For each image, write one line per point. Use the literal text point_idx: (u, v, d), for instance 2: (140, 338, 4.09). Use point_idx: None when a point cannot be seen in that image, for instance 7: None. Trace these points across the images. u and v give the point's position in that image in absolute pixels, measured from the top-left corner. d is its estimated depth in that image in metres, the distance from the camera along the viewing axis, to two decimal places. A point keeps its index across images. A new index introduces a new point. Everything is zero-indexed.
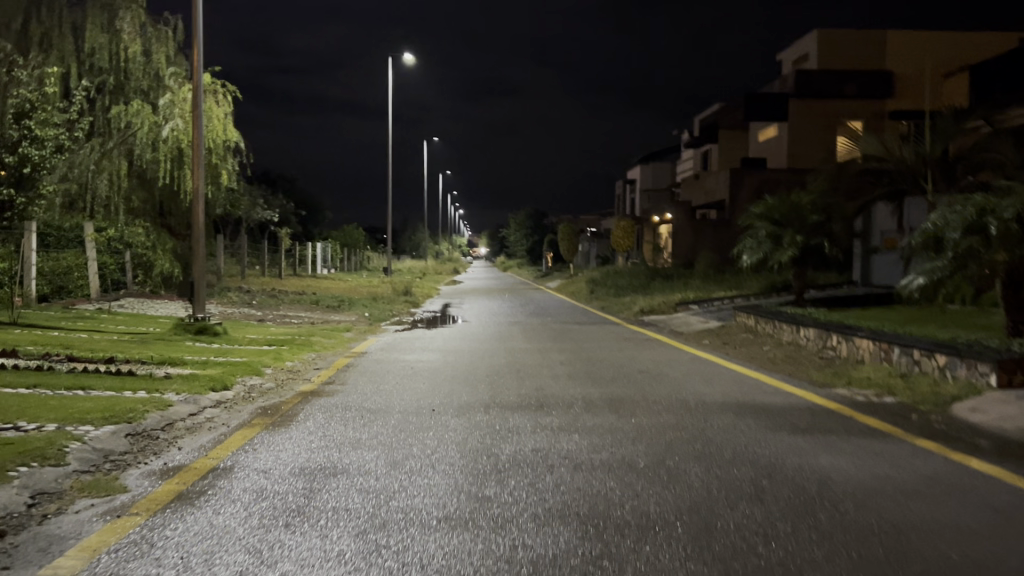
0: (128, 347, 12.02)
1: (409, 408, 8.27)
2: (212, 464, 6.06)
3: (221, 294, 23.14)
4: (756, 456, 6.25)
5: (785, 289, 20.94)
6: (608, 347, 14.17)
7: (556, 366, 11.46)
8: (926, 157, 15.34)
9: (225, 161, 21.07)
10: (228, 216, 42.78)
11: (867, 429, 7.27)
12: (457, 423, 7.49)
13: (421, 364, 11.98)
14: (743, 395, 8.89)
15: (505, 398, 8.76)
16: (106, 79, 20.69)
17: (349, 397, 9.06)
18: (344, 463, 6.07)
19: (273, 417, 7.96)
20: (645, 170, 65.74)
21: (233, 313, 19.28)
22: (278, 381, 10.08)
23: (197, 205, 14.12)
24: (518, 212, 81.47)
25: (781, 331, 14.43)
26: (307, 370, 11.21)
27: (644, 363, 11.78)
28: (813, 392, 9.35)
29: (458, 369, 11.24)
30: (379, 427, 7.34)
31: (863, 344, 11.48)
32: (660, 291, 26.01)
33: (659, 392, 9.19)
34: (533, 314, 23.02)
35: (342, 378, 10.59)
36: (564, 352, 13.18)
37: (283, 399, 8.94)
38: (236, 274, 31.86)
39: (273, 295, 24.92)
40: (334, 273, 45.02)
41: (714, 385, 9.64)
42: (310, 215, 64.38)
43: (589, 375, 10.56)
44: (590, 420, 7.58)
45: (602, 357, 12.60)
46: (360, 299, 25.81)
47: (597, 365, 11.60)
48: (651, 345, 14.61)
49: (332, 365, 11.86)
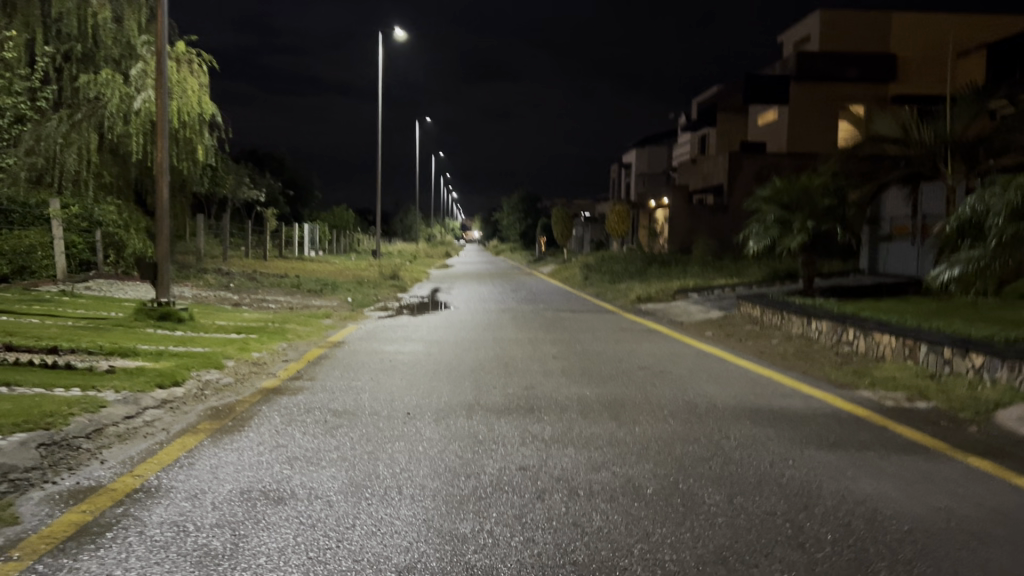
0: (80, 333, 10.98)
1: (379, 411, 7.25)
2: (135, 484, 5.04)
3: (196, 276, 22.04)
4: (786, 480, 5.26)
5: (789, 278, 20.00)
6: (605, 338, 13.21)
7: (549, 360, 10.45)
8: (946, 137, 14.48)
9: (201, 136, 19.92)
10: (213, 194, 41.60)
11: (908, 443, 6.28)
12: (433, 431, 6.47)
13: (401, 356, 10.94)
14: (760, 400, 7.91)
15: (490, 399, 7.77)
16: (73, 46, 19.41)
17: (315, 396, 8.04)
18: (293, 485, 5.05)
19: (224, 421, 6.94)
20: (642, 154, 64.56)
21: (206, 297, 18.25)
22: (239, 375, 9.03)
23: (162, 179, 12.94)
24: (511, 196, 80.40)
25: (790, 323, 13.45)
26: (275, 363, 10.17)
27: (644, 357, 10.80)
28: (834, 395, 8.37)
29: (443, 362, 10.27)
30: (343, 436, 6.33)
31: (883, 341, 10.50)
32: (657, 278, 24.99)
33: (662, 393, 8.20)
34: (526, 300, 22.00)
35: (311, 372, 9.55)
36: (556, 344, 12.19)
37: (240, 397, 7.94)
38: (218, 255, 30.71)
39: (254, 277, 23.84)
40: (321, 255, 43.91)
41: (725, 385, 8.65)
42: (299, 195, 63.12)
43: (584, 371, 9.56)
44: (588, 428, 6.60)
45: (598, 350, 11.61)
46: (345, 283, 24.74)
47: (594, 359, 10.63)
48: (651, 336, 13.63)
49: (303, 357, 10.81)
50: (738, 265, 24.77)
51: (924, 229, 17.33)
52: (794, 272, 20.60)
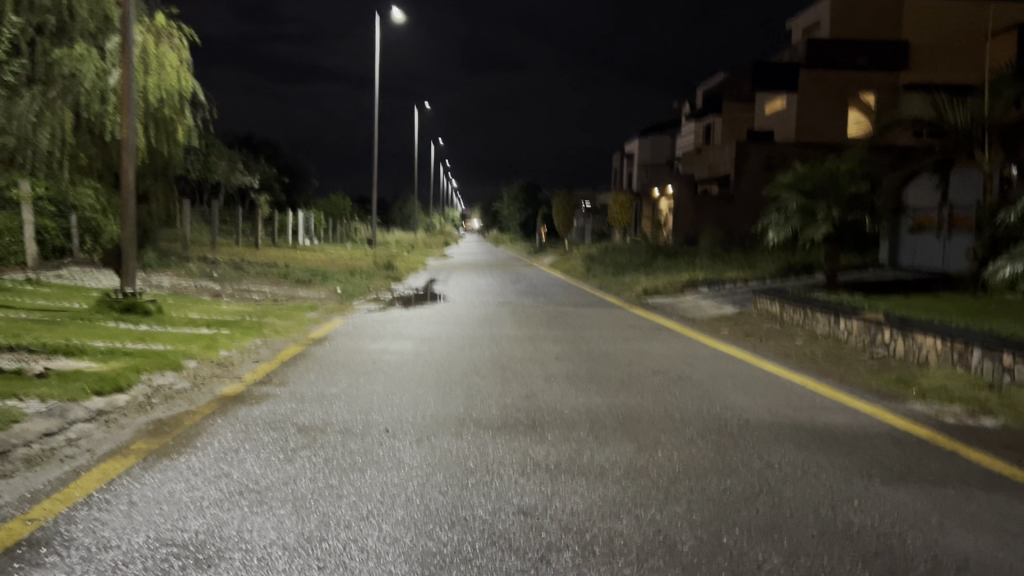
0: (29, 327, 9.83)
1: (352, 427, 6.14)
2: (21, 536, 3.89)
3: (177, 264, 20.84)
4: (856, 531, 4.13)
5: (804, 271, 18.89)
6: (612, 336, 12.08)
7: (552, 364, 9.29)
8: (984, 120, 13.19)
9: (182, 115, 18.89)
10: (203, 180, 40.41)
11: (993, 477, 5.11)
12: (413, 457, 5.33)
13: (387, 356, 9.79)
14: (798, 417, 6.79)
15: (485, 412, 6.66)
16: (46, 19, 16.91)
17: (280, 405, 6.92)
18: (226, 537, 3.92)
19: (164, 438, 5.80)
20: (644, 144, 63.25)
21: (184, 287, 17.13)
22: (197, 379, 7.88)
23: (127, 155, 11.71)
24: (511, 186, 79.31)
25: (814, 321, 12.32)
26: (244, 364, 9.01)
27: (658, 360, 9.66)
28: (882, 409, 7.23)
29: (433, 364, 9.14)
30: (301, 462, 5.20)
31: (927, 343, 9.36)
32: (663, 270, 23.84)
33: (683, 406, 7.08)
34: (526, 293, 20.84)
35: (282, 374, 8.39)
36: (561, 344, 11.04)
37: (193, 406, 6.81)
38: (205, 243, 29.52)
39: (240, 266, 22.68)
40: (316, 244, 42.78)
41: (754, 397, 7.52)
42: (295, 182, 61.87)
43: (591, 378, 8.41)
44: (601, 453, 5.47)
45: (607, 351, 10.48)
46: (336, 273, 23.53)
47: (603, 362, 9.50)
48: (662, 335, 12.48)
49: (277, 356, 9.65)
50: (749, 257, 23.65)
51: (952, 221, 16.24)
52: (810, 264, 19.49)
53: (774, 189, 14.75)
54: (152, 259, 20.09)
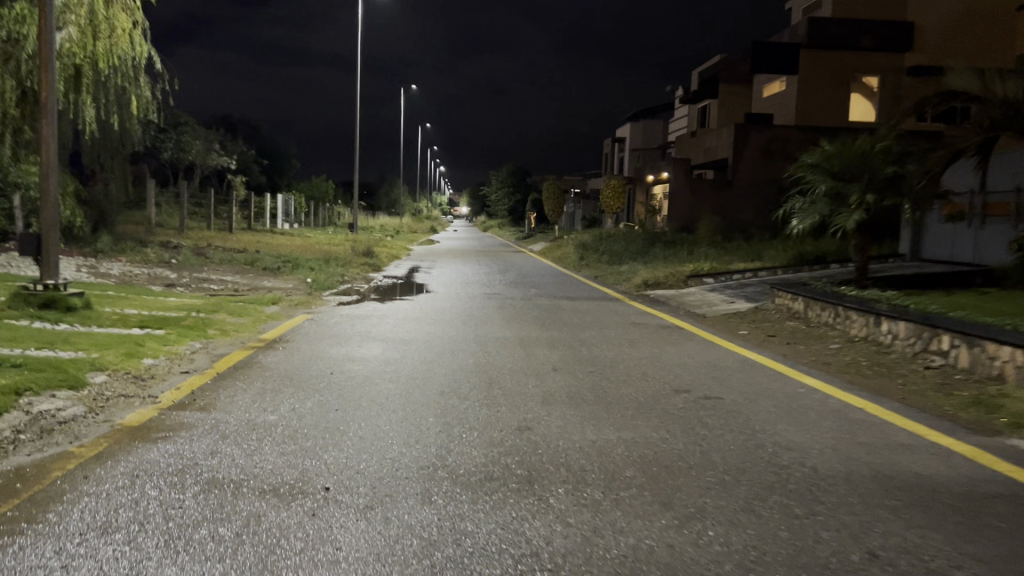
0: None
1: (280, 484, 4.46)
2: None
3: (133, 250, 19.07)
4: None
5: (820, 264, 17.35)
6: (615, 338, 10.41)
7: (547, 377, 7.60)
8: None
9: (136, 84, 16.63)
10: (175, 160, 38.54)
11: None
12: (357, 544, 3.68)
13: (350, 366, 8.02)
14: (878, 463, 5.15)
15: (466, 457, 5.00)
16: None
17: (195, 443, 5.21)
18: None
19: (11, 503, 4.09)
20: (635, 128, 61.49)
21: (134, 276, 15.41)
22: (96, 402, 6.10)
23: (46, 130, 9.78)
24: (500, 170, 77.58)
25: (849, 322, 10.72)
26: (168, 377, 7.22)
27: (675, 373, 7.99)
28: (976, 447, 5.61)
29: (401, 377, 7.46)
30: (187, 555, 3.53)
31: (1000, 355, 7.74)
32: (662, 260, 22.18)
33: (724, 444, 5.43)
34: (514, 283, 19.16)
35: (209, 393, 6.64)
36: (560, 350, 9.34)
37: (76, 445, 5.07)
38: (173, 227, 27.75)
39: (204, 252, 20.85)
40: (294, 228, 40.93)
41: (810, 430, 5.87)
42: (276, 164, 59.95)
43: (598, 399, 6.72)
44: (629, 537, 3.82)
45: (615, 359, 8.79)
46: (310, 260, 21.73)
47: (609, 375, 7.83)
48: (674, 336, 10.83)
49: (213, 366, 7.90)
50: (756, 246, 22.02)
51: (985, 207, 14.74)
52: (825, 255, 17.94)
53: (798, 170, 13.05)
54: (104, 244, 18.33)
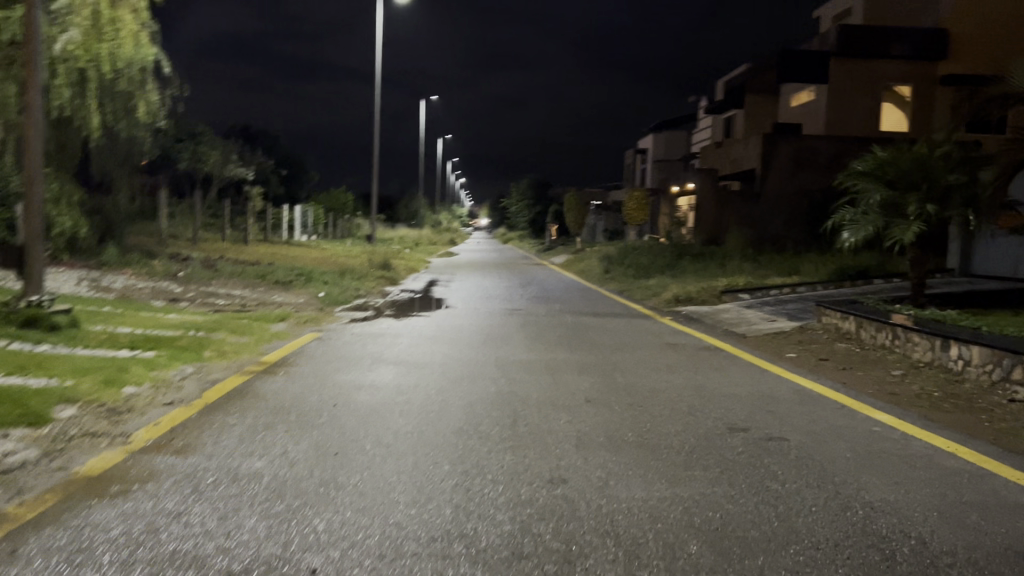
0: None
1: (257, 566, 3.54)
2: None
3: (140, 262, 18.33)
4: None
5: (862, 280, 16.34)
6: (650, 362, 9.44)
7: (579, 411, 6.66)
8: None
9: (145, 89, 15.71)
10: (192, 170, 38.01)
11: None
12: None
13: (357, 396, 7.06)
14: (999, 532, 4.16)
15: (491, 523, 4.06)
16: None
17: (158, 503, 4.28)
18: None
19: None
20: (658, 139, 60.54)
21: (137, 290, 14.66)
22: (55, 444, 5.21)
23: (31, 137, 8.99)
24: (520, 181, 76.85)
25: (911, 346, 9.68)
26: (148, 411, 6.33)
27: (724, 407, 7.02)
28: None
29: (413, 411, 6.53)
30: None
31: None
32: (692, 274, 21.16)
33: (802, 507, 4.47)
34: (536, 298, 18.24)
35: (190, 432, 5.73)
36: (592, 377, 8.35)
37: (14, 506, 4.17)
38: (186, 237, 27.10)
39: (214, 264, 20.08)
40: (311, 239, 40.27)
41: (902, 487, 4.89)
42: (294, 175, 59.49)
43: (642, 441, 5.77)
44: None
45: (654, 388, 7.79)
46: (324, 272, 20.96)
47: (650, 408, 6.88)
48: (715, 360, 9.83)
49: (203, 396, 7.01)
50: (792, 260, 20.92)
51: None
52: (867, 271, 16.90)
53: (845, 178, 11.95)
54: (111, 257, 17.63)
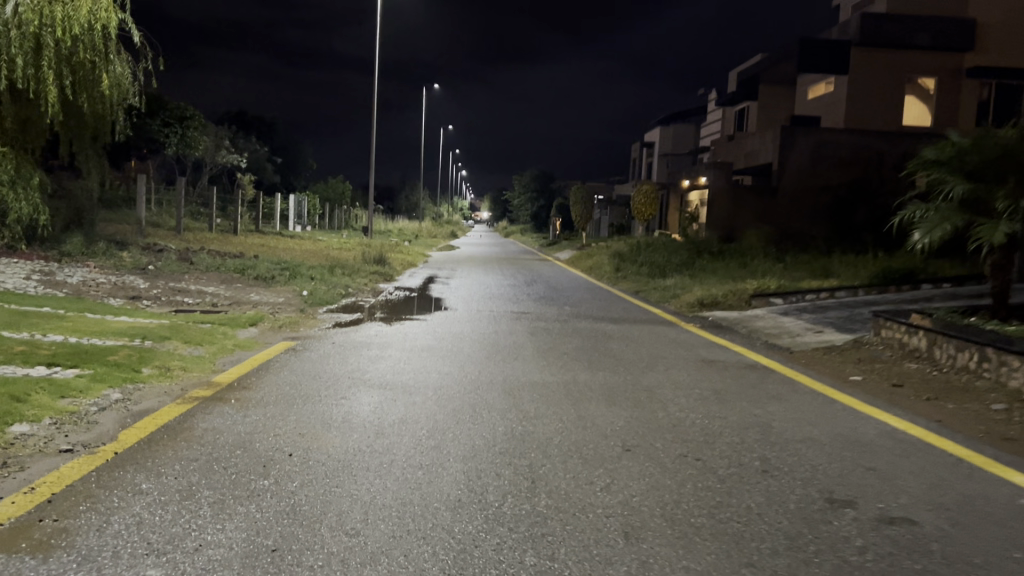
0: None
1: None
2: None
3: (107, 253, 16.61)
4: None
5: (907, 285, 14.67)
6: (690, 387, 7.74)
7: (619, 468, 4.95)
8: None
9: (109, 61, 11.43)
10: (180, 156, 36.34)
11: None
12: None
13: (324, 441, 5.34)
14: None
15: None
16: None
17: None
18: None
19: None
20: (665, 133, 58.85)
21: (96, 285, 12.96)
22: None
23: None
24: (524, 174, 75.22)
25: (1004, 370, 7.97)
26: (32, 465, 4.61)
27: (805, 461, 5.34)
28: None
29: (396, 466, 4.82)
30: None
31: None
32: (712, 274, 19.48)
33: None
34: (544, 299, 16.54)
35: (74, 507, 4.01)
36: (626, 411, 6.59)
37: None
38: (170, 226, 25.44)
39: (191, 256, 18.38)
40: (306, 230, 38.61)
41: None
42: (291, 163, 57.84)
43: (721, 526, 4.07)
44: None
45: (707, 430, 6.04)
46: (313, 267, 19.30)
47: (714, 462, 5.20)
48: (766, 384, 8.15)
49: (120, 438, 5.26)
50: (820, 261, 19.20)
51: None
52: (911, 274, 15.23)
53: (914, 167, 10.24)
54: (74, 247, 15.87)
